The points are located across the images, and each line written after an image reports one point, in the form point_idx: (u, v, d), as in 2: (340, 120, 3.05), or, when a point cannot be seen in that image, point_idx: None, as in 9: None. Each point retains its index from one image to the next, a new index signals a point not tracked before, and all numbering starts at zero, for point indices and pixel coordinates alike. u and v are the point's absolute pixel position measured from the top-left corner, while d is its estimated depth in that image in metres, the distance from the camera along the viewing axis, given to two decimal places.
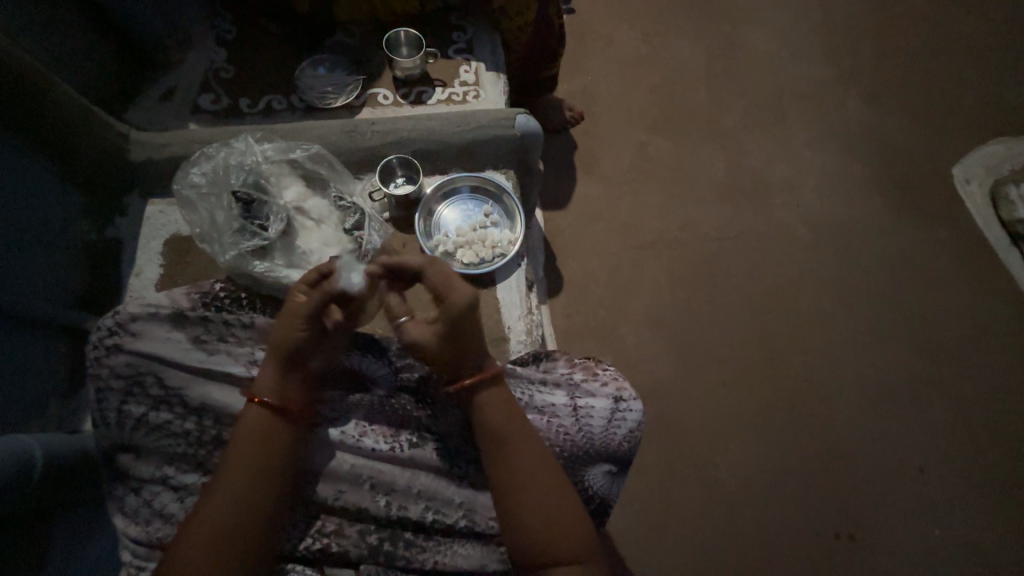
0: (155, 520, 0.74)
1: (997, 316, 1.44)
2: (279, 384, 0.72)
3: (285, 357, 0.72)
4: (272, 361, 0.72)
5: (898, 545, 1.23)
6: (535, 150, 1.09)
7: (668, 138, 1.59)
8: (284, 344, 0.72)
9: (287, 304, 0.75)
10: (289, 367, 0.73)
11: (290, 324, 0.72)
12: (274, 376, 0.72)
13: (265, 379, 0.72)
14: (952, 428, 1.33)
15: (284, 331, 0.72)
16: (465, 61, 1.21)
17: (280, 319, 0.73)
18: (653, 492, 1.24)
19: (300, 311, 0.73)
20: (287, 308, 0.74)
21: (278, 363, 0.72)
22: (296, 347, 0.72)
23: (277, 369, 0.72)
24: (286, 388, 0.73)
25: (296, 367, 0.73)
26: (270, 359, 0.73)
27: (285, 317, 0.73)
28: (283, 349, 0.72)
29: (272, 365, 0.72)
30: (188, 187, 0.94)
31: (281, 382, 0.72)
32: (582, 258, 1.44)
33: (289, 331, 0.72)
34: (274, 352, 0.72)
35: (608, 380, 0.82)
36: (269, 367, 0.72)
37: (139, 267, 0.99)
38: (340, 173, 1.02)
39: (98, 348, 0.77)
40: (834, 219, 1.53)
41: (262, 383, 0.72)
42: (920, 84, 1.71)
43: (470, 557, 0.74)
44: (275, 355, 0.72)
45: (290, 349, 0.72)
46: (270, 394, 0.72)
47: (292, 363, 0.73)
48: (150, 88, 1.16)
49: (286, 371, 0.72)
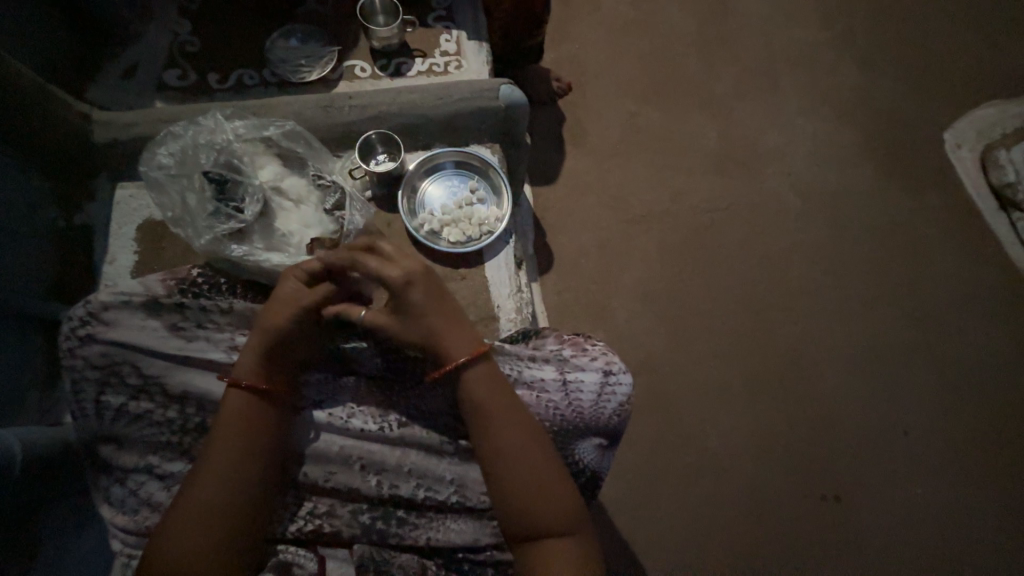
0: (143, 508, 0.73)
1: (984, 280, 1.45)
2: (262, 368, 0.71)
3: (268, 341, 0.71)
4: (254, 344, 0.71)
5: (881, 503, 1.27)
6: (521, 122, 1.05)
7: (658, 108, 1.54)
8: (268, 327, 0.71)
9: (280, 289, 0.74)
10: (271, 352, 0.71)
11: (279, 310, 0.72)
12: (254, 359, 0.71)
13: (246, 364, 0.70)
14: (937, 391, 1.35)
15: (273, 318, 0.71)
16: (445, 30, 1.16)
17: (273, 304, 0.72)
18: (645, 462, 1.26)
19: (296, 298, 0.72)
20: (278, 292, 0.73)
21: (260, 346, 0.71)
22: (281, 331, 0.71)
23: (259, 353, 0.71)
24: (268, 371, 0.71)
25: (277, 351, 0.71)
26: (252, 342, 0.71)
27: (279, 305, 0.72)
28: (268, 331, 0.71)
29: (253, 348, 0.71)
30: (155, 169, 0.90)
31: (262, 365, 0.71)
32: (572, 234, 1.42)
33: (282, 315, 0.71)
34: (258, 335, 0.71)
35: (597, 355, 0.82)
36: (252, 350, 0.71)
37: (113, 254, 0.94)
38: (317, 150, 0.97)
39: (70, 339, 0.75)
40: (826, 188, 1.51)
41: (243, 367, 0.71)
42: (914, 47, 1.67)
43: (462, 531, 0.75)
44: (259, 337, 0.71)
45: (274, 332, 0.71)
46: (252, 378, 0.70)
47: (274, 347, 0.71)
48: (111, 63, 1.09)
49: (269, 355, 0.71)
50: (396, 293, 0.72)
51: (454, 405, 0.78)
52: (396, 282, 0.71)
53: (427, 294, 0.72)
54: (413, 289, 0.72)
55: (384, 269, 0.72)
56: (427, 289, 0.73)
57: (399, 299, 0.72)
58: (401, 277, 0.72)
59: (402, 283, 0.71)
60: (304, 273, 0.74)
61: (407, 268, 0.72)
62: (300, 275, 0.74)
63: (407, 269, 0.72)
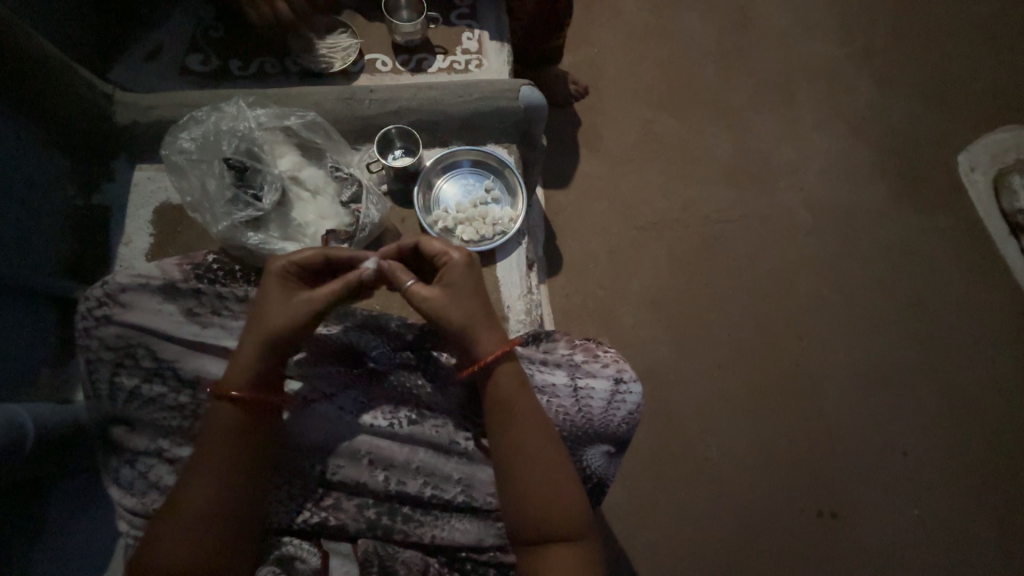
0: (151, 491, 0.74)
1: (991, 304, 1.45)
2: (253, 373, 0.69)
3: (268, 347, 0.69)
4: (252, 350, 0.69)
5: (876, 522, 1.27)
6: (539, 122, 1.04)
7: (674, 116, 1.54)
8: (268, 330, 0.69)
9: (271, 288, 0.71)
10: (271, 357, 0.70)
11: (280, 310, 0.70)
12: (243, 368, 0.69)
13: (241, 372, 0.68)
14: (939, 414, 1.36)
15: (273, 317, 0.69)
16: (468, 28, 1.16)
17: (271, 306, 0.70)
18: (643, 469, 1.27)
19: (291, 296, 0.71)
20: (270, 293, 0.71)
21: (259, 353, 0.69)
22: (283, 334, 0.70)
23: (249, 360, 0.69)
24: (265, 381, 0.70)
25: (268, 360, 0.70)
26: (249, 342, 0.69)
27: (273, 301, 0.70)
28: (270, 337, 0.69)
29: (244, 358, 0.69)
30: (177, 153, 0.90)
31: (259, 375, 0.69)
32: (582, 238, 1.42)
33: (284, 316, 0.69)
34: (261, 342, 0.69)
35: (608, 362, 0.82)
36: (252, 361, 0.69)
37: (129, 236, 0.95)
38: (336, 142, 0.97)
39: (86, 319, 0.76)
40: (839, 205, 1.51)
41: (229, 375, 0.69)
42: (933, 69, 1.66)
43: (468, 531, 0.75)
44: (260, 344, 0.69)
45: (272, 336, 0.69)
46: (241, 388, 0.68)
47: (275, 353, 0.70)
48: (135, 45, 1.10)
49: (270, 360, 0.70)
50: (450, 272, 0.74)
51: (465, 403, 0.79)
52: (455, 262, 0.74)
53: (477, 281, 0.75)
54: (468, 272, 0.75)
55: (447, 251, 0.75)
56: (477, 277, 0.75)
57: (452, 277, 0.74)
58: (460, 258, 0.75)
59: (462, 262, 0.74)
60: (298, 264, 0.72)
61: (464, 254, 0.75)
62: (293, 266, 0.72)
63: (466, 253, 0.75)
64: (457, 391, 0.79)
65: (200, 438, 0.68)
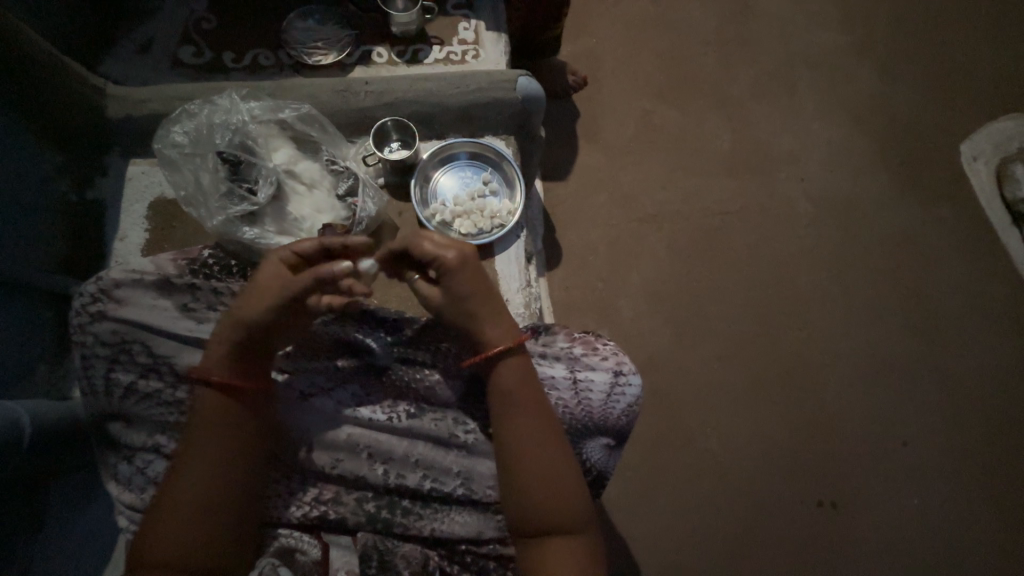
0: (149, 487, 0.74)
1: (992, 295, 1.44)
2: (236, 361, 0.69)
3: (247, 334, 0.68)
4: (234, 343, 0.68)
5: (876, 512, 1.28)
6: (537, 115, 1.03)
7: (674, 107, 1.53)
8: (246, 316, 0.68)
9: (262, 272, 0.71)
10: (249, 344, 0.69)
11: (262, 296, 0.69)
12: (233, 356, 0.68)
13: (218, 359, 0.68)
14: (940, 404, 1.35)
15: (253, 304, 0.68)
16: (464, 18, 1.14)
17: (257, 289, 0.70)
18: (643, 461, 1.27)
19: (277, 282, 0.70)
20: (261, 276, 0.70)
21: (241, 340, 0.68)
22: (261, 322, 0.68)
23: (231, 346, 0.68)
24: (249, 368, 0.70)
25: (249, 347, 0.69)
26: (234, 336, 0.68)
27: (262, 287, 0.69)
28: (250, 324, 0.68)
29: (224, 344, 0.69)
30: (169, 146, 0.89)
31: (239, 362, 0.69)
32: (582, 231, 1.41)
33: (264, 299, 0.69)
34: (244, 329, 0.68)
35: (608, 355, 0.81)
36: (237, 350, 0.69)
37: (124, 231, 0.94)
38: (332, 136, 0.96)
39: (81, 315, 0.75)
40: (840, 195, 1.50)
41: (215, 364, 0.68)
42: (935, 57, 1.64)
43: (468, 524, 0.75)
44: (242, 329, 0.68)
45: (254, 322, 0.68)
46: (229, 376, 0.68)
47: (256, 339, 0.69)
48: (126, 37, 1.08)
49: (252, 348, 0.69)
50: (447, 271, 0.73)
51: (463, 397, 0.78)
52: (450, 262, 0.73)
53: (474, 275, 0.74)
54: (465, 270, 0.73)
55: (439, 250, 0.73)
56: (478, 272, 0.74)
57: (446, 277, 0.73)
58: (455, 257, 0.73)
59: (455, 261, 0.73)
60: (296, 254, 0.72)
61: (460, 250, 0.74)
62: (293, 254, 0.72)
63: (461, 251, 0.74)
64: (456, 384, 0.78)
65: (191, 434, 0.67)
